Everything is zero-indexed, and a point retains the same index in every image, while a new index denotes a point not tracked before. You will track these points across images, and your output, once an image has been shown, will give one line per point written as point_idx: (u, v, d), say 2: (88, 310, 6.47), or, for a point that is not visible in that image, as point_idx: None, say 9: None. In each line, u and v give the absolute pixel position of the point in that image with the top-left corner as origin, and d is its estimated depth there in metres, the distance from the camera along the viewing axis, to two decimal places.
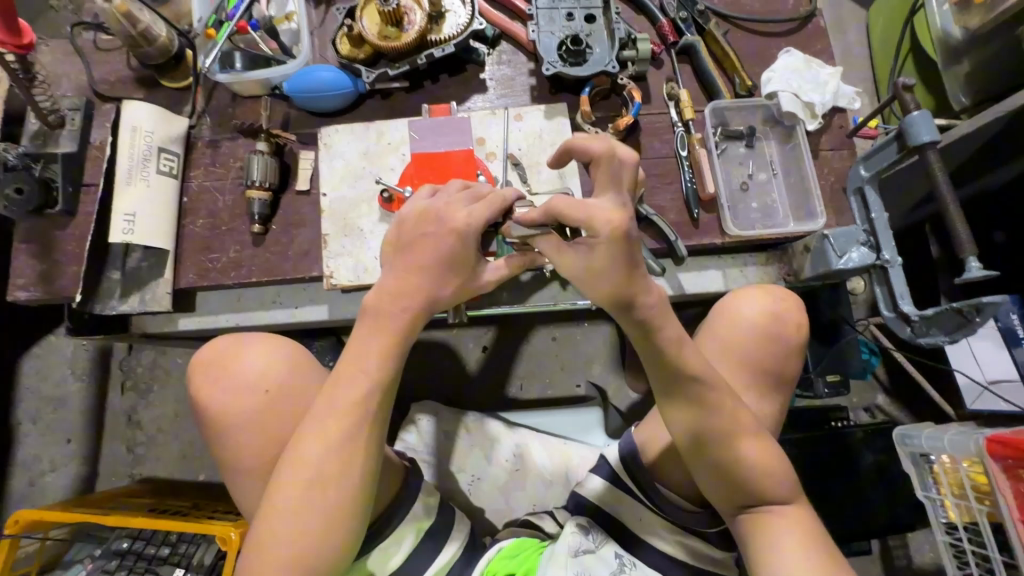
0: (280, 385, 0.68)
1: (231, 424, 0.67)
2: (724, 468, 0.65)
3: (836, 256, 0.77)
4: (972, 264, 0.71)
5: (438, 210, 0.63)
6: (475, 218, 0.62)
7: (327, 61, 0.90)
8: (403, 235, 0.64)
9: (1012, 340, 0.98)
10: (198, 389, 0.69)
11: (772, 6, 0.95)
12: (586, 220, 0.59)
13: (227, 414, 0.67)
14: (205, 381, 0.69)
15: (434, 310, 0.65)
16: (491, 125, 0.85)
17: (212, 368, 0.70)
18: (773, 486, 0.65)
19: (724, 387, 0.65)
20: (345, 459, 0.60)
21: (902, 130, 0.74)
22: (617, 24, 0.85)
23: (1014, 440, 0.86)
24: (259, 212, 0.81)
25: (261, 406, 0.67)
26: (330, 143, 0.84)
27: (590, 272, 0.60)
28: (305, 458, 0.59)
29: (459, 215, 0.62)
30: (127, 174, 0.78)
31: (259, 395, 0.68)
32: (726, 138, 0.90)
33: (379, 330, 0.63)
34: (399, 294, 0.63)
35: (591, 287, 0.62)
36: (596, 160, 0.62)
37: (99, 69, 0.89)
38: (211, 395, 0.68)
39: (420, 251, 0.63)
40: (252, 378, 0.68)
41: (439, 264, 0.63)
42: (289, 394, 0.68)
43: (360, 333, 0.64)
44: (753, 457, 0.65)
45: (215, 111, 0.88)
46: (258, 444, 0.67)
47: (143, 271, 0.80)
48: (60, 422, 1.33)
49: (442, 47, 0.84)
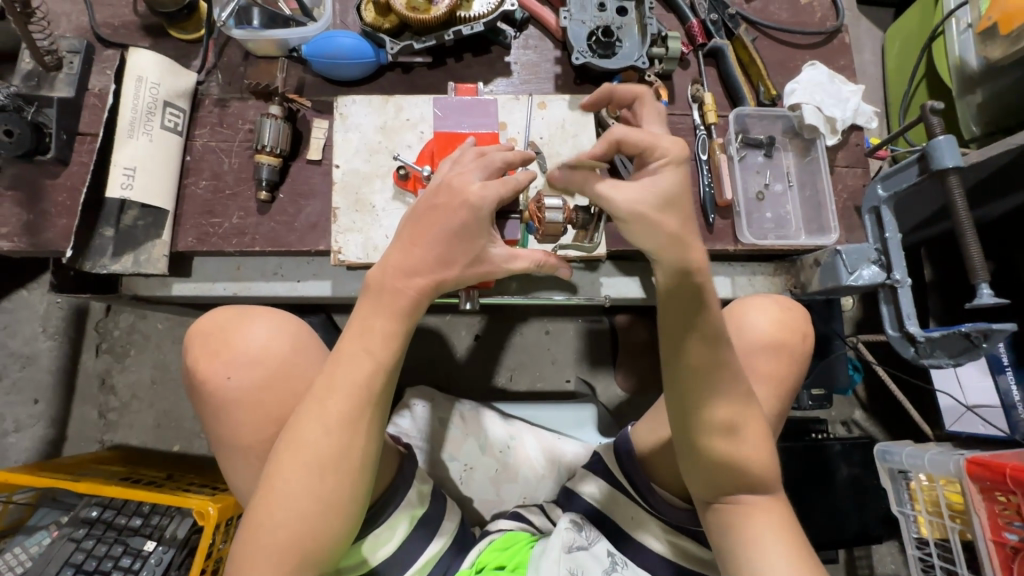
0: (282, 362, 0.66)
1: (229, 400, 0.64)
2: (723, 483, 0.64)
3: (847, 272, 0.77)
4: (984, 290, 0.71)
5: (452, 180, 0.61)
6: (490, 191, 0.60)
7: (348, 26, 0.86)
8: (415, 205, 0.62)
9: (996, 366, 1.03)
10: (196, 360, 0.66)
11: (800, 17, 0.96)
12: (651, 148, 0.54)
13: (224, 390, 0.64)
14: (203, 353, 0.66)
15: (440, 290, 0.62)
16: (514, 110, 0.83)
17: (210, 340, 0.67)
18: (764, 491, 0.64)
19: (736, 385, 0.61)
20: (345, 445, 0.58)
21: (925, 153, 0.75)
22: (650, 19, 0.84)
23: (991, 462, 0.89)
24: (267, 179, 0.78)
25: (261, 382, 0.65)
26: (346, 113, 0.81)
27: (659, 201, 0.53)
28: (305, 441, 0.57)
29: (472, 189, 0.60)
30: (130, 125, 0.73)
31: (258, 370, 0.65)
32: (746, 145, 0.90)
33: (384, 311, 0.60)
34: (409, 272, 0.60)
35: (660, 218, 0.53)
36: (644, 95, 0.63)
37: (101, 12, 0.83)
38: (208, 369, 0.65)
39: (430, 222, 0.60)
40: (254, 352, 0.65)
41: (450, 237, 0.60)
42: (290, 371, 0.66)
43: (361, 311, 0.61)
44: (758, 469, 0.63)
45: (225, 69, 0.84)
46: (256, 423, 0.64)
47: (139, 230, 0.76)
48: (29, 380, 1.27)
49: (471, 25, 0.81)
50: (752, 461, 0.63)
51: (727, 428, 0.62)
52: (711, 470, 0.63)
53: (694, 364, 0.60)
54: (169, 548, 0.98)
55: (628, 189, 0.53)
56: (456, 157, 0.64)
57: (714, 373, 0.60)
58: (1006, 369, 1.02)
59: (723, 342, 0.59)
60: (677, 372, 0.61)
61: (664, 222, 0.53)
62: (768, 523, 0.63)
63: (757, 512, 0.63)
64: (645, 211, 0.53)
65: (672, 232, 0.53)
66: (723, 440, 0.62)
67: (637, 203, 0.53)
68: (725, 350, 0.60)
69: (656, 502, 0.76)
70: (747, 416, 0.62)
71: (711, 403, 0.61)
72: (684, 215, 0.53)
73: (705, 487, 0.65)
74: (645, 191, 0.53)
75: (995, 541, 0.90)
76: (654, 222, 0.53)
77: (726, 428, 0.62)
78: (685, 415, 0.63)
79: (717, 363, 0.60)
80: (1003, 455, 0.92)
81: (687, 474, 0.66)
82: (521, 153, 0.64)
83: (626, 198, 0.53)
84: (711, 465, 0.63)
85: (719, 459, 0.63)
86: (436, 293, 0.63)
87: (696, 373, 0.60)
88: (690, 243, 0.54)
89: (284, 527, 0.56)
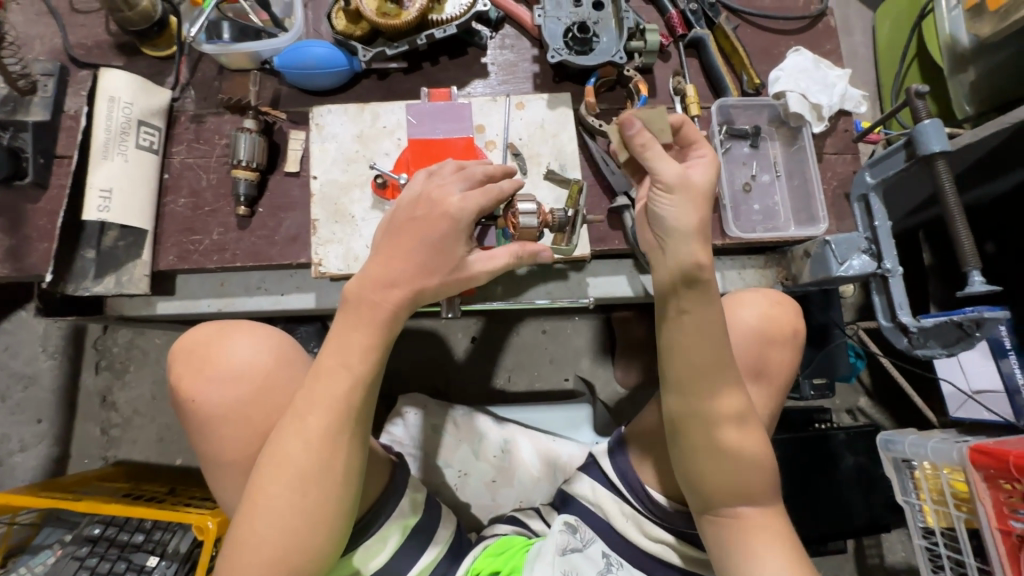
0: (265, 376, 0.66)
1: (213, 417, 0.64)
2: (726, 497, 0.67)
3: (836, 263, 0.75)
4: (976, 277, 0.68)
5: (431, 193, 0.61)
6: (469, 204, 0.60)
7: (321, 35, 0.85)
8: (392, 216, 0.62)
9: (998, 350, 1.01)
10: (181, 377, 0.66)
11: (783, 3, 0.93)
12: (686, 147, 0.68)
13: (208, 407, 0.64)
14: (187, 370, 0.66)
15: (419, 303, 0.62)
16: (491, 113, 0.82)
17: (193, 357, 0.66)
18: (755, 501, 0.67)
19: (731, 399, 0.67)
20: (327, 458, 0.58)
21: (912, 138, 0.72)
22: (626, 13, 0.82)
23: (995, 450, 0.87)
24: (245, 194, 0.77)
25: (246, 398, 0.65)
26: (322, 123, 0.80)
27: (684, 181, 0.64)
28: (288, 455, 0.57)
29: (451, 201, 0.60)
30: (104, 146, 0.73)
31: (242, 386, 0.65)
32: (731, 137, 0.88)
33: (361, 323, 0.60)
34: (386, 284, 0.60)
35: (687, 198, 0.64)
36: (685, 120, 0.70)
37: (75, 33, 0.83)
38: (191, 386, 0.65)
39: (409, 236, 0.60)
40: (237, 369, 0.65)
41: (428, 249, 0.60)
42: (274, 386, 0.66)
43: (339, 325, 0.61)
44: (751, 483, 0.67)
45: (200, 84, 0.83)
46: (240, 439, 0.64)
47: (120, 251, 0.76)
48: (32, 400, 1.28)
49: (443, 28, 0.80)
50: (749, 477, 0.67)
51: (725, 441, 0.67)
52: (710, 479, 0.67)
53: (698, 366, 0.66)
54: (171, 563, 1.00)
55: (666, 163, 0.64)
56: (434, 170, 0.64)
57: (711, 385, 0.67)
58: (1009, 352, 1.00)
59: (716, 358, 0.66)
60: (680, 382, 0.68)
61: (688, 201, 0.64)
62: (762, 537, 0.66)
63: (752, 526, 0.66)
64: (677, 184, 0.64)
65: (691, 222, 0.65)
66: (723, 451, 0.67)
67: (672, 174, 0.64)
68: (719, 358, 0.66)
69: (650, 503, 0.75)
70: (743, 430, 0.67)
71: (709, 408, 0.67)
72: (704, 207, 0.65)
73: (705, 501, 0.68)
74: (677, 170, 0.64)
75: (1002, 531, 0.88)
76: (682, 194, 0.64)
77: (723, 439, 0.67)
78: (687, 423, 0.68)
79: (715, 370, 0.66)
80: (1007, 442, 0.90)
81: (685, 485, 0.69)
82: (503, 166, 0.65)
83: (666, 167, 0.64)
84: (712, 475, 0.67)
85: (718, 469, 0.67)
86: (414, 307, 0.62)
87: (693, 381, 0.67)
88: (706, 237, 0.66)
89: (269, 543, 0.56)
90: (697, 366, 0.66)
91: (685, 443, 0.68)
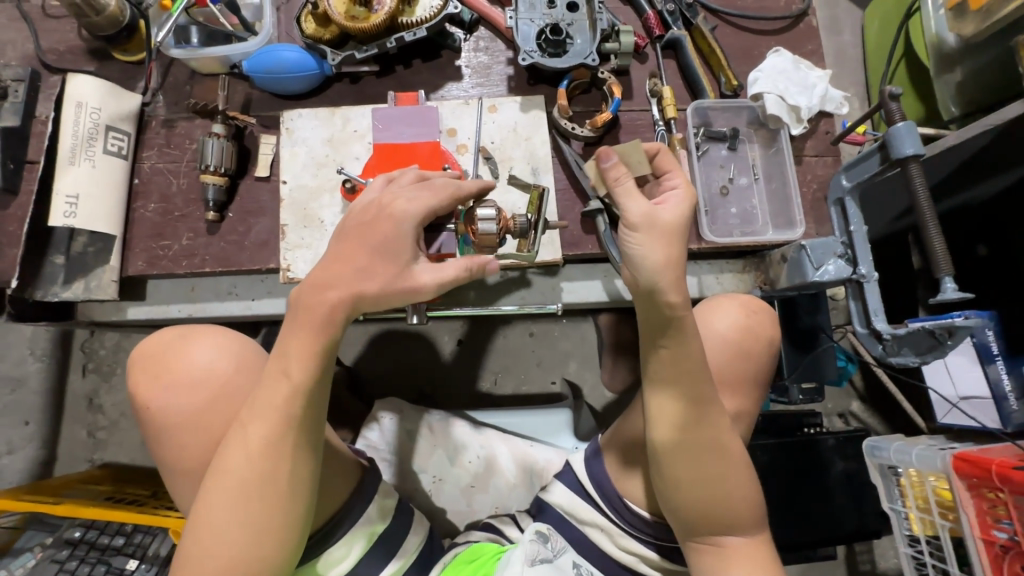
0: (216, 385, 0.65)
1: (169, 424, 0.64)
2: (712, 522, 0.68)
3: (813, 267, 0.74)
4: (947, 284, 0.66)
5: (383, 200, 0.62)
6: (416, 206, 0.61)
7: (293, 39, 0.84)
8: (346, 224, 0.62)
9: (986, 355, 0.99)
10: (136, 385, 0.66)
11: (763, 2, 0.92)
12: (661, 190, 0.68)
13: (161, 416, 0.64)
14: (143, 377, 0.66)
15: (362, 307, 0.60)
16: (463, 116, 0.81)
17: (150, 364, 0.66)
18: (739, 524, 0.69)
19: (722, 421, 0.68)
20: (272, 471, 0.57)
21: (885, 141, 0.70)
22: (600, 14, 0.81)
23: (978, 459, 0.85)
24: (213, 199, 0.77)
25: (196, 406, 0.64)
26: (292, 128, 0.80)
27: (648, 219, 0.64)
28: (233, 468, 0.57)
29: (399, 204, 0.61)
30: (70, 152, 0.73)
31: (193, 395, 0.64)
32: (708, 139, 0.87)
33: (302, 332, 0.59)
34: (323, 287, 0.59)
35: (651, 237, 0.64)
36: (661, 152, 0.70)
37: (47, 38, 0.83)
38: (144, 396, 0.65)
39: (359, 240, 0.60)
40: (188, 377, 0.65)
41: (375, 252, 0.59)
42: (225, 395, 0.65)
43: (283, 334, 0.60)
44: (737, 505, 0.68)
45: (170, 89, 0.82)
46: (190, 449, 0.64)
47: (89, 257, 0.76)
48: (19, 402, 1.29)
49: (413, 30, 0.79)
50: (734, 499, 0.68)
51: (715, 465, 0.68)
52: (697, 503, 0.67)
53: (691, 393, 0.67)
54: (151, 567, 1.01)
55: (632, 201, 0.65)
56: (393, 178, 0.65)
57: (707, 412, 0.67)
58: (996, 358, 0.98)
59: (707, 384, 0.67)
60: (676, 408, 0.67)
61: (654, 244, 0.64)
62: (743, 556, 0.68)
63: (733, 545, 0.68)
64: (641, 222, 0.64)
65: (657, 260, 0.64)
66: (711, 474, 0.68)
67: (636, 211, 0.64)
68: (709, 383, 0.67)
69: (623, 512, 0.75)
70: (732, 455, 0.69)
71: (703, 434, 0.67)
72: (674, 246, 0.64)
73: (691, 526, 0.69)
74: (643, 208, 0.64)
75: (985, 540, 0.87)
76: (646, 235, 0.64)
77: (713, 464, 0.68)
78: (681, 449, 0.67)
79: (707, 396, 0.67)
80: (992, 450, 0.89)
81: (672, 510, 0.69)
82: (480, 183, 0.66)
83: (634, 206, 0.65)
84: (701, 500, 0.68)
85: (704, 494, 0.68)
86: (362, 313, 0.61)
87: (690, 407, 0.67)
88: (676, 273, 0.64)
89: (215, 556, 0.56)
90: (690, 393, 0.67)
91: (674, 468, 0.68)
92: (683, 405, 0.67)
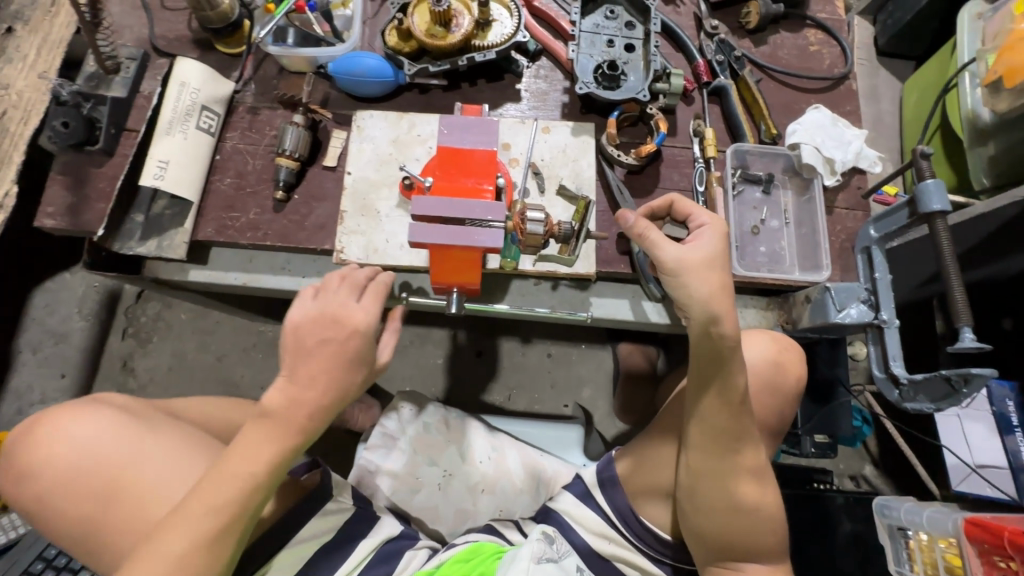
0: (101, 460, 0.72)
1: (50, 489, 0.71)
2: (732, 551, 0.70)
3: (835, 309, 0.77)
4: (966, 333, 0.69)
5: (331, 313, 0.68)
6: (371, 315, 0.70)
7: (374, 49, 0.94)
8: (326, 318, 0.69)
9: (1005, 426, 1.02)
10: (18, 459, 0.72)
11: (807, 63, 0.99)
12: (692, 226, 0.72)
13: (45, 493, 0.71)
14: (21, 451, 0.73)
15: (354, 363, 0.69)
16: (518, 134, 0.89)
17: (28, 439, 0.73)
18: (757, 553, 0.71)
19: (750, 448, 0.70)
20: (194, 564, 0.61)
21: (913, 196, 0.75)
22: (654, 56, 0.88)
23: (992, 525, 0.85)
24: (284, 180, 0.84)
25: (77, 475, 0.71)
26: (363, 126, 0.87)
27: (685, 261, 0.67)
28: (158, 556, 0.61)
29: (353, 317, 0.68)
30: (168, 124, 0.81)
31: (80, 467, 0.71)
32: (743, 180, 0.91)
33: (272, 438, 0.65)
34: (299, 401, 0.66)
35: (695, 276, 0.67)
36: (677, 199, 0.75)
37: (160, 26, 0.94)
38: (33, 464, 0.71)
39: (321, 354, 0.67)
40: (74, 452, 0.72)
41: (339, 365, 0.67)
42: (111, 465, 0.72)
43: (247, 433, 0.66)
44: (758, 536, 0.70)
45: (260, 80, 0.92)
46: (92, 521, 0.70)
47: (166, 218, 0.83)
48: (60, 356, 1.36)
49: (484, 53, 0.87)
50: (755, 529, 0.70)
51: (741, 496, 0.70)
52: (718, 529, 0.70)
53: (721, 424, 0.69)
54: None
55: (666, 246, 0.68)
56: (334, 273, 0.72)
57: (738, 443, 0.69)
58: (1016, 429, 1.01)
59: (743, 416, 0.69)
60: (707, 434, 0.70)
61: (695, 283, 0.66)
62: None
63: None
64: (682, 263, 0.67)
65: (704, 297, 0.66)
66: (735, 503, 0.70)
67: (674, 257, 0.67)
68: (747, 416, 0.69)
69: (637, 527, 0.78)
70: (759, 488, 0.70)
71: (731, 464, 0.70)
72: (716, 285, 0.67)
73: (709, 551, 0.71)
74: (677, 252, 0.68)
75: None
76: (688, 279, 0.67)
77: (739, 494, 0.70)
78: (711, 476, 0.70)
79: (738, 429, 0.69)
80: (1008, 518, 0.88)
81: (694, 534, 0.71)
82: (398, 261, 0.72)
83: (667, 252, 0.68)
84: (725, 528, 0.70)
85: (727, 522, 0.70)
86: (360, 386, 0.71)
87: (722, 435, 0.69)
88: (722, 313, 0.66)
89: None
90: (724, 423, 0.69)
91: (698, 493, 0.70)
92: (715, 435, 0.69)
